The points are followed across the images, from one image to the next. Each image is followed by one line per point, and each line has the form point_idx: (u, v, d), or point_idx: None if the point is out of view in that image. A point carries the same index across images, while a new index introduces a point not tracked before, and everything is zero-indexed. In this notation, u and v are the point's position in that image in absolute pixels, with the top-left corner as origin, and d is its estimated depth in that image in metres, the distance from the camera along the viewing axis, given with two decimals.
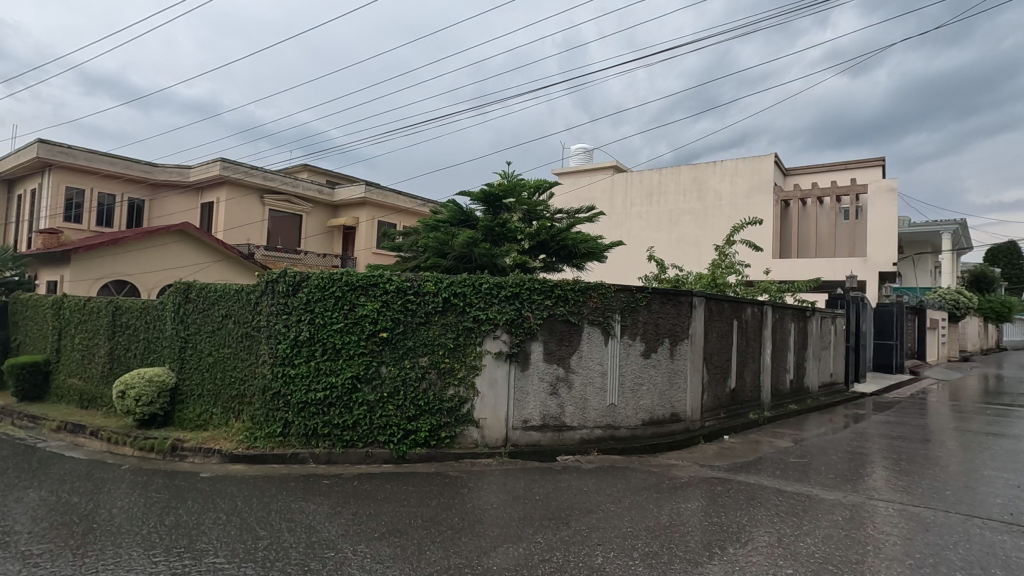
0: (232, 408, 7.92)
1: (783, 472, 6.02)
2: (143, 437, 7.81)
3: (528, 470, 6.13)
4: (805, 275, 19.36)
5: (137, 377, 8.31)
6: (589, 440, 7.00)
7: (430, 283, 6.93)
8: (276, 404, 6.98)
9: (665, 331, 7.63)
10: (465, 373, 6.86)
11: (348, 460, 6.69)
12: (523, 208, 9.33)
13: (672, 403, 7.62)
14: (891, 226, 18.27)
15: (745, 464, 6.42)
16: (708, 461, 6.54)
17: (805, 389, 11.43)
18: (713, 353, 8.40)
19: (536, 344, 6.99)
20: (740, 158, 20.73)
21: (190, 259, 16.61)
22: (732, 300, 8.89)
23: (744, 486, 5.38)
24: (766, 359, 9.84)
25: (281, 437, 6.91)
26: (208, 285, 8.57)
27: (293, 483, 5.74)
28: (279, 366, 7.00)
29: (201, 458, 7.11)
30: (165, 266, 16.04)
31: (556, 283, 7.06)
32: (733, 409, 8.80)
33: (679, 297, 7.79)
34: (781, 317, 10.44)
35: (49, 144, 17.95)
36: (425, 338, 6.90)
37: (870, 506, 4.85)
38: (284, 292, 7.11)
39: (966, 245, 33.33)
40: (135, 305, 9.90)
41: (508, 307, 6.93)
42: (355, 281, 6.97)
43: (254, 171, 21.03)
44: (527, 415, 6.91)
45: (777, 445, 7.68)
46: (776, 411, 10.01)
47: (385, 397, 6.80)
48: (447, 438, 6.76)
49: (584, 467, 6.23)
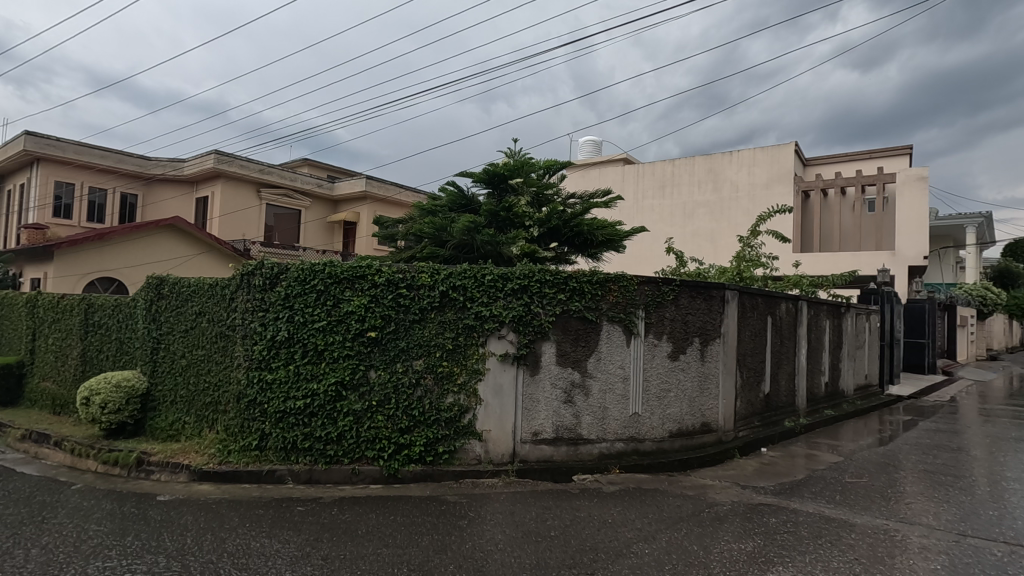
0: (206, 417, 7.06)
1: (842, 498, 5.04)
2: (107, 449, 6.95)
3: (539, 493, 5.22)
4: (828, 270, 18.28)
5: (104, 383, 7.47)
6: (610, 456, 6.07)
7: (425, 274, 6.03)
8: (252, 414, 6.09)
9: (695, 329, 6.69)
10: (466, 379, 5.96)
11: (332, 479, 5.80)
12: (531, 190, 8.42)
13: (703, 412, 6.67)
14: (921, 217, 17.23)
15: (794, 485, 5.45)
16: (750, 482, 5.58)
17: (840, 393, 10.44)
18: (747, 354, 7.44)
19: (548, 344, 6.07)
20: (758, 147, 19.72)
21: (175, 250, 15.67)
22: (767, 295, 7.95)
23: (801, 517, 4.43)
24: (801, 361, 8.88)
25: (257, 452, 6.04)
26: (181, 279, 7.70)
27: (261, 510, 4.85)
28: (255, 370, 6.11)
29: (167, 475, 6.22)
30: (149, 259, 15.14)
31: (571, 274, 6.15)
32: (767, 417, 7.85)
33: (710, 291, 6.84)
34: (816, 314, 9.47)
35: (36, 136, 17.21)
36: (420, 338, 5.99)
37: (970, 550, 3.86)
38: (260, 286, 6.22)
39: (991, 238, 32.11)
40: (108, 303, 9.06)
41: (515, 302, 6.01)
42: (339, 272, 6.07)
43: (251, 163, 20.22)
44: (538, 427, 5.99)
45: (823, 460, 6.71)
46: (812, 418, 9.04)
47: (375, 406, 5.91)
48: (446, 454, 5.86)
49: (606, 490, 5.28)
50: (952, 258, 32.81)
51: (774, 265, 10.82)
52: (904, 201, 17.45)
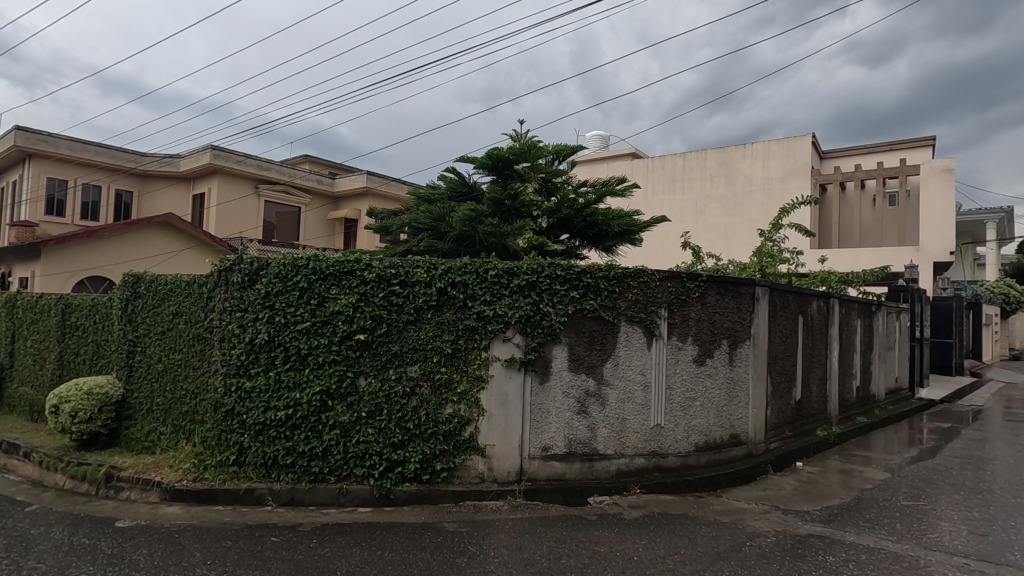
0: (183, 427, 6.43)
1: (905, 527, 4.31)
2: (75, 462, 6.32)
3: (551, 520, 4.54)
4: (847, 266, 17.55)
5: (75, 389, 6.86)
6: (629, 474, 5.38)
7: (421, 270, 5.36)
8: (229, 426, 5.45)
9: (723, 330, 5.99)
10: (468, 387, 5.29)
11: (317, 500, 5.14)
12: (539, 176, 7.77)
13: (732, 423, 5.98)
14: (947, 210, 16.42)
15: (843, 510, 4.72)
16: (791, 505, 4.87)
17: (871, 397, 9.71)
18: (777, 356, 6.75)
19: (559, 348, 5.40)
20: (773, 139, 18.94)
21: (155, 249, 14.78)
22: (798, 291, 7.25)
23: (863, 556, 3.73)
24: (833, 364, 8.16)
25: (235, 468, 5.40)
26: (158, 277, 7.06)
27: (228, 542, 4.19)
28: (232, 377, 5.46)
29: (138, 492, 5.59)
30: (126, 259, 14.27)
31: (586, 268, 5.47)
32: (799, 426, 7.15)
33: (738, 288, 6.14)
34: (847, 313, 8.75)
35: (27, 132, 16.67)
36: (415, 341, 5.32)
37: None
38: (239, 284, 5.56)
39: (1011, 234, 31.09)
40: (85, 302, 8.45)
41: (522, 300, 5.33)
42: (324, 267, 5.39)
43: (248, 159, 19.64)
44: (548, 441, 5.32)
45: (868, 476, 5.97)
46: (844, 425, 8.32)
47: (364, 417, 5.25)
48: (444, 471, 5.20)
49: (628, 516, 4.60)
50: (970, 255, 31.91)
51: (800, 260, 10.06)
52: (928, 194, 16.66)
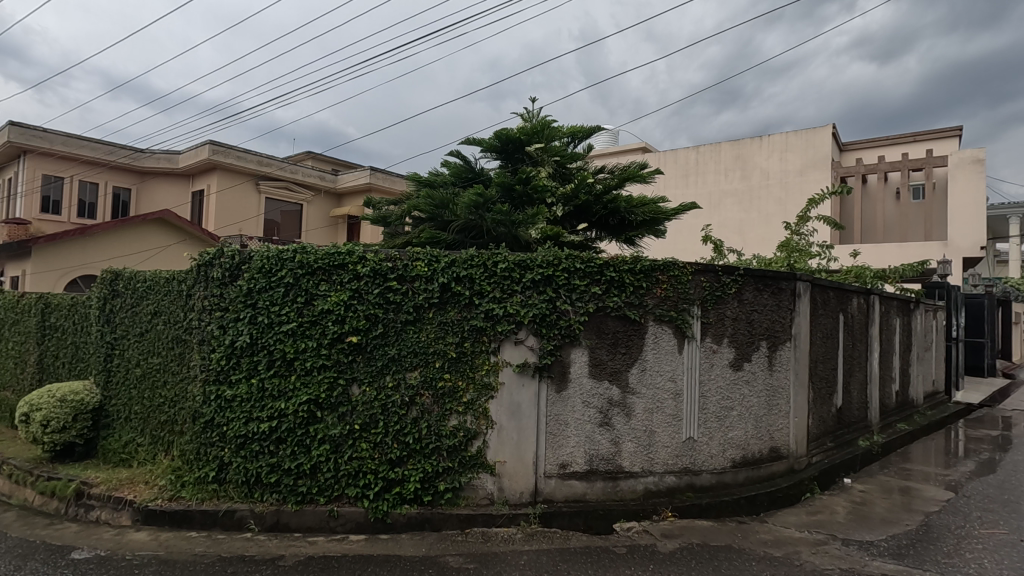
0: (163, 438, 5.83)
1: (995, 565, 3.65)
2: (45, 477, 5.72)
3: (573, 554, 3.91)
4: (873, 263, 16.82)
5: (47, 396, 6.25)
6: (659, 495, 4.73)
7: (421, 263, 4.73)
8: (208, 438, 4.82)
9: (762, 331, 5.32)
10: (474, 396, 4.66)
11: (304, 524, 4.52)
12: (554, 159, 7.21)
13: (772, 435, 5.32)
14: (978, 203, 15.67)
15: (914, 541, 4.06)
16: (850, 534, 4.21)
17: (910, 402, 9.01)
18: (818, 359, 6.07)
19: (577, 351, 4.75)
20: (791, 131, 18.19)
21: (146, 243, 14.20)
22: (838, 288, 6.56)
23: None
24: (874, 367, 7.47)
25: (215, 487, 4.77)
26: (137, 273, 6.46)
27: None
28: (211, 385, 4.82)
29: (107, 513, 4.97)
30: (117, 254, 13.70)
31: (610, 262, 4.81)
32: (841, 436, 6.47)
33: (779, 283, 5.47)
34: (887, 311, 8.05)
35: (22, 127, 16.20)
36: (415, 343, 4.69)
37: None
38: (218, 280, 4.93)
39: None
40: (65, 301, 7.87)
41: (537, 297, 4.70)
42: (312, 260, 4.75)
43: (249, 155, 19.11)
44: (566, 457, 4.68)
45: (928, 496, 5.29)
46: (886, 434, 7.62)
47: (357, 431, 4.63)
48: (448, 492, 4.57)
49: (665, 549, 3.94)
50: (992, 252, 30.98)
51: (831, 254, 9.36)
52: (957, 186, 15.94)
